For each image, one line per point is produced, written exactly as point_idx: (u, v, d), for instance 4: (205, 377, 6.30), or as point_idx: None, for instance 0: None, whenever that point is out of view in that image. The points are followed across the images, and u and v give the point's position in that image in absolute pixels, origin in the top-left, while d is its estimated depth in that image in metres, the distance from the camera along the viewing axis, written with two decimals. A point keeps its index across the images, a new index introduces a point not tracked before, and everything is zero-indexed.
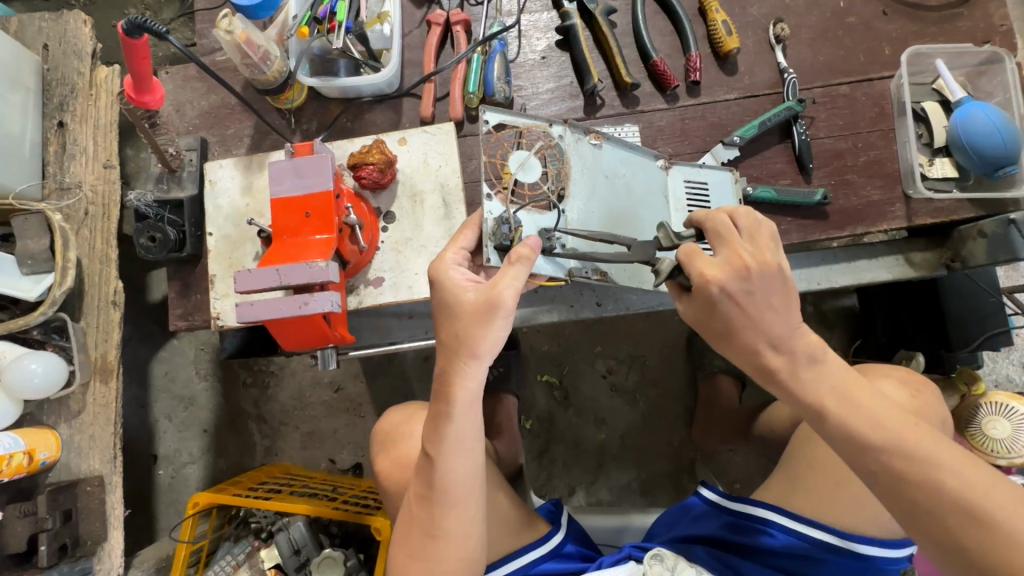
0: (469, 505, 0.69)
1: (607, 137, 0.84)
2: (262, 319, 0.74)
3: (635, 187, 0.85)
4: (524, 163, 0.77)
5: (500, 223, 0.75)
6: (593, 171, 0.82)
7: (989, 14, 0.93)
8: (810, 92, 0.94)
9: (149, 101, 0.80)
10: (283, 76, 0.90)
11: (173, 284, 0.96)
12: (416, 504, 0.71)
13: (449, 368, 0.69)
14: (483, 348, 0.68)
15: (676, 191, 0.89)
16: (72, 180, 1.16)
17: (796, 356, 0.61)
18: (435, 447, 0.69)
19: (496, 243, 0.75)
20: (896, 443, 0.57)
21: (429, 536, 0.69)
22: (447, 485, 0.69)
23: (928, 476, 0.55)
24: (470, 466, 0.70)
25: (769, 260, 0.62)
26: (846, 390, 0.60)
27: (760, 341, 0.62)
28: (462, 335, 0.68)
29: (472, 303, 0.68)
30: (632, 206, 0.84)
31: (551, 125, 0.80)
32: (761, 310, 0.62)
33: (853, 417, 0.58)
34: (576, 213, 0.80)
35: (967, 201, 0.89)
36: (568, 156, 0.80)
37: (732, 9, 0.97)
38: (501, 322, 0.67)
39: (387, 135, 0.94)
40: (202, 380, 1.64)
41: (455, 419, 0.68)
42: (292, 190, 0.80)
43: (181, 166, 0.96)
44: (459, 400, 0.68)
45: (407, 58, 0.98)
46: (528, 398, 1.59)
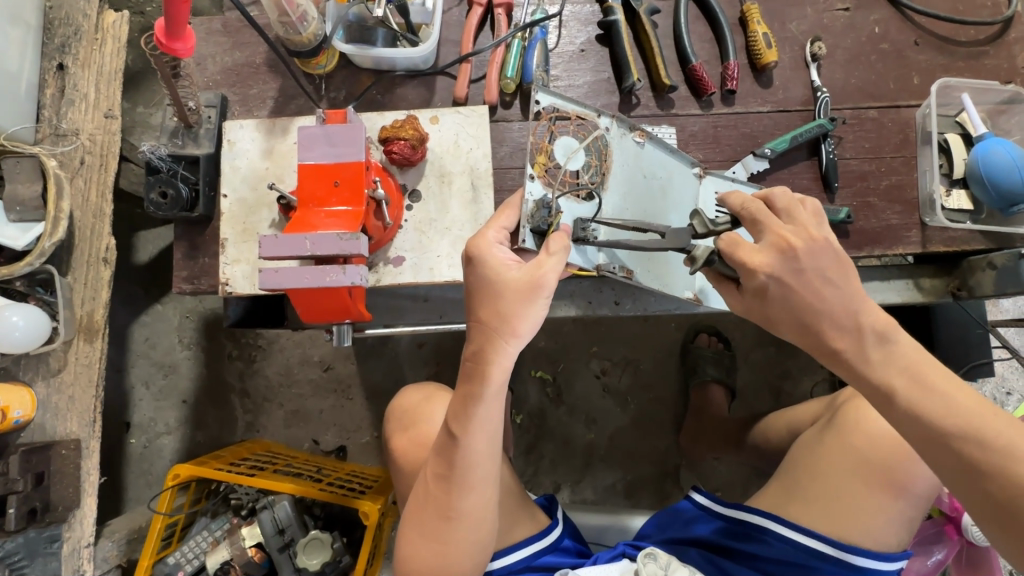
0: (485, 488, 0.70)
1: (649, 136, 0.84)
2: (285, 287, 0.71)
3: (671, 190, 0.86)
4: (566, 148, 0.78)
5: (540, 206, 0.74)
6: (633, 170, 0.83)
7: (1013, 55, 0.97)
8: (841, 112, 0.96)
9: (180, 49, 0.76)
10: (318, 40, 0.86)
11: (178, 245, 0.91)
12: (434, 484, 0.71)
13: (487, 347, 0.67)
14: (522, 328, 0.67)
15: (707, 200, 0.89)
16: (69, 127, 1.10)
17: (866, 336, 0.61)
18: (461, 428, 0.68)
19: (534, 225, 0.74)
20: (971, 429, 0.55)
21: (444, 517, 0.69)
22: (470, 465, 0.69)
23: (1007, 465, 0.54)
24: (489, 445, 0.70)
25: (813, 236, 0.64)
26: (922, 371, 0.59)
27: (822, 322, 0.62)
28: (504, 313, 0.67)
29: (517, 281, 0.67)
30: (664, 208, 0.85)
31: (598, 116, 0.81)
32: (814, 300, 0.63)
33: (925, 401, 0.58)
34: (610, 206, 0.80)
35: (979, 234, 0.92)
36: (610, 149, 0.81)
37: (772, 22, 0.98)
38: (543, 302, 0.67)
39: (419, 112, 0.91)
40: (184, 348, 1.57)
41: (484, 400, 0.68)
42: (322, 158, 0.78)
43: (199, 122, 0.91)
44: (494, 379, 0.67)
45: (444, 36, 0.96)
46: (520, 392, 1.59)
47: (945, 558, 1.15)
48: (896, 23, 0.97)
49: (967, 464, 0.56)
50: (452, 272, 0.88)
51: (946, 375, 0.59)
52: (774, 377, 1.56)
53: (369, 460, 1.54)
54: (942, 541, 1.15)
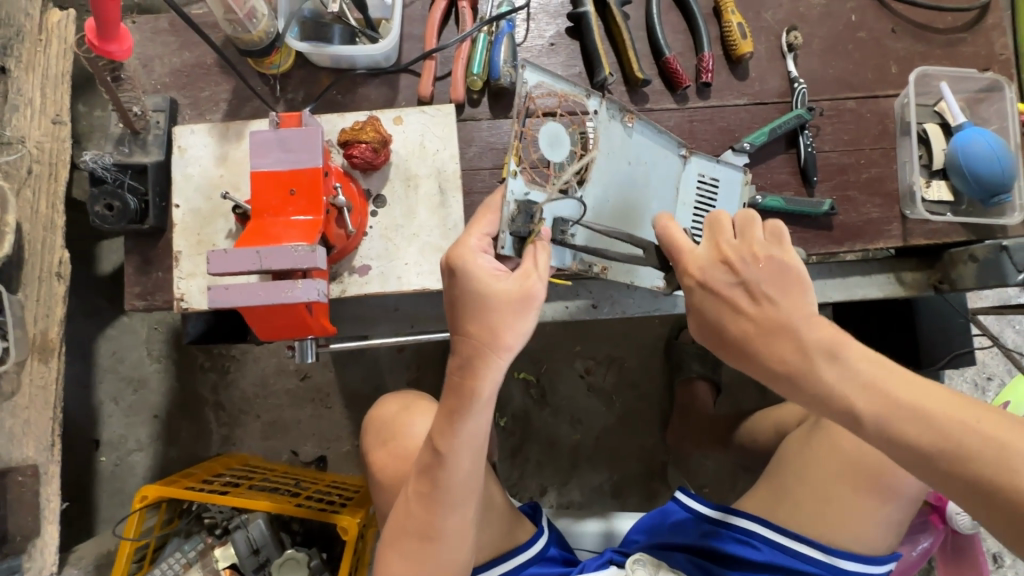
0: (468, 507, 0.67)
1: (639, 117, 0.81)
2: (235, 306, 0.66)
3: (653, 179, 0.83)
4: (552, 139, 0.72)
5: (521, 210, 0.70)
6: (619, 157, 0.79)
7: (990, 41, 0.95)
8: (818, 103, 0.93)
9: (115, 51, 0.70)
10: (270, 37, 0.82)
11: (130, 259, 0.86)
12: (416, 501, 0.67)
13: (476, 361, 0.65)
14: (512, 341, 0.65)
15: (688, 184, 0.87)
16: (14, 134, 1.03)
17: (812, 354, 0.58)
18: (447, 445, 0.65)
19: (513, 231, 0.69)
20: (951, 443, 0.52)
21: (427, 538, 0.67)
22: (453, 482, 0.66)
23: (1001, 475, 0.51)
24: (472, 466, 0.67)
25: (758, 252, 0.63)
26: (884, 386, 0.56)
27: (772, 338, 0.60)
28: (494, 326, 0.64)
29: (506, 293, 0.64)
30: (646, 196, 0.82)
31: (589, 97, 0.76)
32: (770, 311, 0.60)
33: (899, 413, 0.54)
34: (593, 199, 0.77)
35: (960, 226, 0.90)
36: (599, 134, 0.76)
37: (747, 12, 0.94)
38: (536, 313, 0.65)
39: (381, 112, 0.87)
40: (154, 361, 1.52)
41: (472, 415, 0.65)
42: (276, 164, 0.73)
43: (146, 128, 0.86)
44: (484, 394, 0.64)
45: (406, 31, 0.91)
46: (503, 395, 1.56)
47: (931, 547, 1.14)
48: (872, 10, 0.95)
49: (963, 482, 0.52)
50: (421, 280, 0.84)
51: (906, 383, 0.56)
52: None
53: (350, 470, 1.50)
54: (928, 530, 1.14)
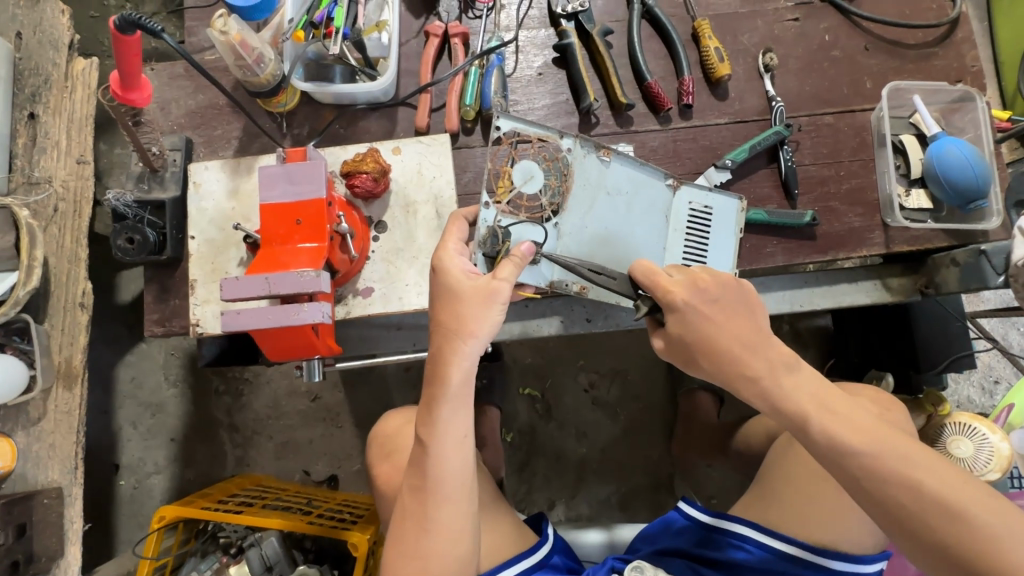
0: (460, 499, 0.70)
1: (617, 153, 0.85)
2: (247, 328, 0.71)
3: (636, 206, 0.87)
4: (525, 172, 0.81)
5: (489, 234, 0.78)
6: (596, 189, 0.85)
7: (961, 54, 0.99)
8: (796, 120, 0.98)
9: (137, 99, 0.79)
10: (276, 79, 0.88)
11: (149, 288, 0.92)
12: (411, 496, 0.71)
13: (444, 348, 0.70)
14: (478, 329, 0.69)
15: (679, 213, 0.89)
16: (42, 174, 1.10)
17: (773, 366, 0.64)
18: (429, 434, 0.70)
19: (484, 251, 0.78)
20: (880, 449, 0.57)
21: (422, 530, 0.70)
22: (440, 472, 0.70)
23: (912, 475, 0.56)
24: (462, 460, 0.70)
25: (725, 276, 0.69)
26: (828, 399, 0.62)
27: (734, 347, 0.66)
28: (462, 317, 0.69)
29: (473, 288, 0.70)
30: (630, 223, 0.86)
31: (562, 137, 0.83)
32: (733, 325, 0.66)
33: (836, 425, 0.60)
34: (570, 227, 0.83)
35: (942, 232, 0.93)
36: (572, 169, 0.83)
37: (724, 36, 1.00)
38: (500, 307, 0.70)
39: (381, 143, 0.93)
40: (171, 386, 1.57)
41: (449, 401, 0.69)
42: (283, 196, 0.79)
43: (164, 166, 0.92)
44: (454, 380, 0.69)
45: (403, 67, 0.97)
46: (509, 411, 1.59)
47: None
48: (844, 30, 0.99)
49: (881, 481, 0.57)
50: (420, 300, 0.89)
51: (845, 401, 0.62)
52: None
53: (361, 488, 1.53)
54: None
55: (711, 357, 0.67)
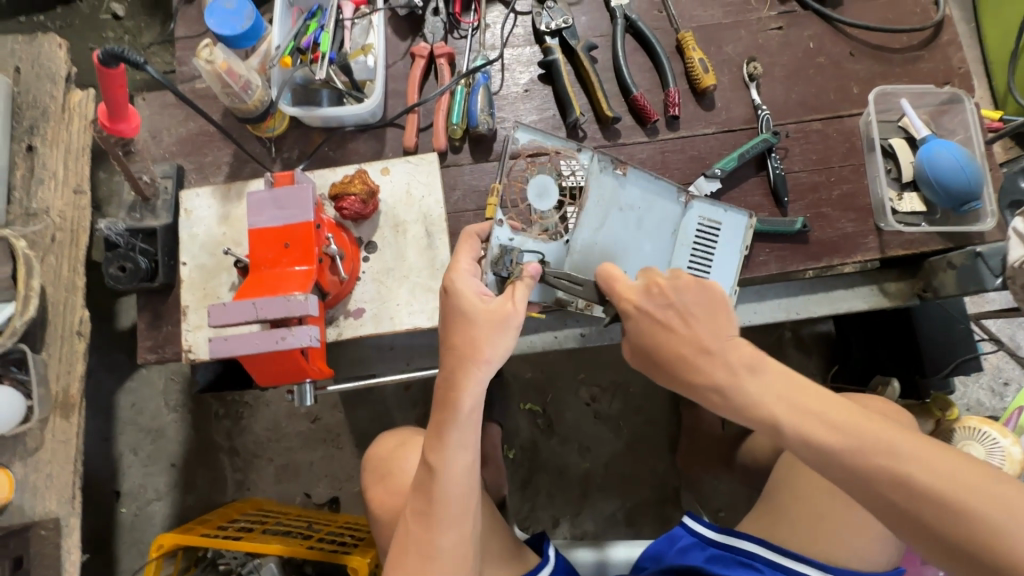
0: (464, 524, 0.68)
1: (633, 167, 0.86)
2: (235, 354, 0.70)
3: (646, 223, 0.86)
4: (541, 190, 0.79)
5: (503, 253, 0.79)
6: (610, 203, 0.84)
7: (948, 57, 0.98)
8: (784, 127, 0.97)
9: (124, 129, 0.81)
10: (264, 105, 0.89)
11: (143, 315, 0.92)
12: (414, 521, 0.69)
13: (457, 371, 0.69)
14: (490, 355, 0.69)
15: (688, 227, 0.88)
16: (39, 206, 1.12)
17: (734, 369, 0.62)
18: (438, 458, 0.68)
19: (495, 270, 0.79)
20: (858, 443, 0.55)
21: (425, 556, 0.67)
22: (446, 496, 0.68)
23: (894, 467, 0.54)
24: (469, 482, 0.69)
25: (685, 279, 0.67)
26: (795, 395, 0.60)
27: (689, 351, 0.64)
28: (476, 342, 0.68)
29: (486, 312, 0.69)
30: (638, 239, 0.86)
31: (579, 151, 0.84)
32: (688, 331, 0.65)
33: (813, 423, 0.58)
34: (581, 243, 0.83)
35: (936, 234, 0.91)
36: (588, 185, 0.84)
37: (708, 47, 1.00)
38: (514, 332, 0.70)
39: (370, 165, 0.93)
40: (171, 411, 1.57)
41: (459, 425, 0.68)
42: (271, 221, 0.79)
43: (156, 194, 0.93)
44: (465, 405, 0.68)
45: (391, 88, 0.98)
46: (510, 427, 1.57)
47: None
48: (829, 37, 1.00)
49: (864, 477, 0.55)
50: (412, 319, 0.88)
51: (816, 394, 0.59)
52: None
53: (363, 509, 1.52)
54: None
55: (672, 361, 0.65)
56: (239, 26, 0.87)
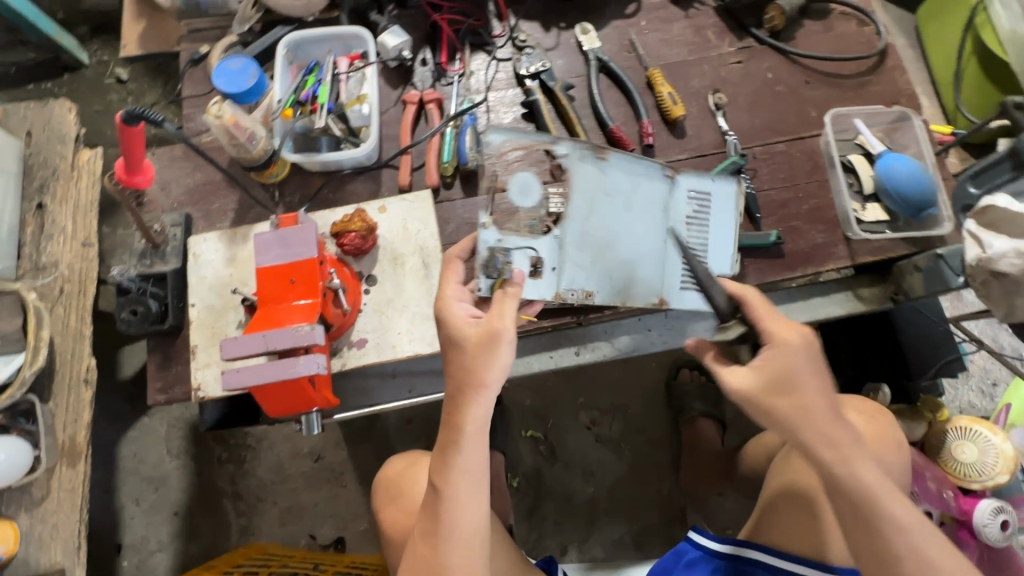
0: (472, 544, 0.70)
1: (612, 150, 0.90)
2: (246, 386, 0.74)
3: (634, 208, 0.91)
4: (523, 187, 0.83)
5: (493, 254, 0.82)
6: (595, 193, 0.88)
7: (895, 80, 1.08)
8: (751, 150, 1.05)
9: (138, 181, 0.87)
10: (268, 154, 0.95)
11: (152, 357, 0.95)
12: (422, 541, 0.72)
13: (460, 400, 0.72)
14: (490, 379, 0.72)
15: (680, 201, 0.94)
16: (49, 259, 1.17)
17: (840, 442, 0.67)
18: (442, 479, 0.72)
19: (488, 273, 0.82)
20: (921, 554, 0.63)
21: (434, 575, 0.70)
22: (451, 515, 0.71)
23: None
24: (474, 507, 0.71)
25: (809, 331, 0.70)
26: (886, 493, 0.66)
27: (800, 414, 0.67)
28: (468, 368, 0.72)
29: (474, 337, 0.72)
30: (630, 222, 0.91)
31: (556, 143, 0.86)
32: (808, 389, 0.67)
33: (892, 504, 0.65)
34: (572, 234, 0.87)
35: (902, 241, 0.98)
36: (571, 172, 0.87)
37: (676, 81, 1.09)
38: (504, 348, 0.71)
39: (368, 204, 0.99)
40: (173, 458, 1.57)
41: (461, 449, 0.71)
42: (277, 259, 0.84)
43: (166, 241, 0.98)
44: (468, 428, 0.71)
45: (385, 133, 1.05)
46: (513, 455, 1.58)
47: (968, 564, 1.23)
48: (785, 67, 1.09)
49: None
50: (413, 346, 0.93)
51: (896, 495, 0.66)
52: None
53: (369, 548, 1.51)
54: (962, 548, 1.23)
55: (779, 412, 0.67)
56: (245, 84, 0.95)
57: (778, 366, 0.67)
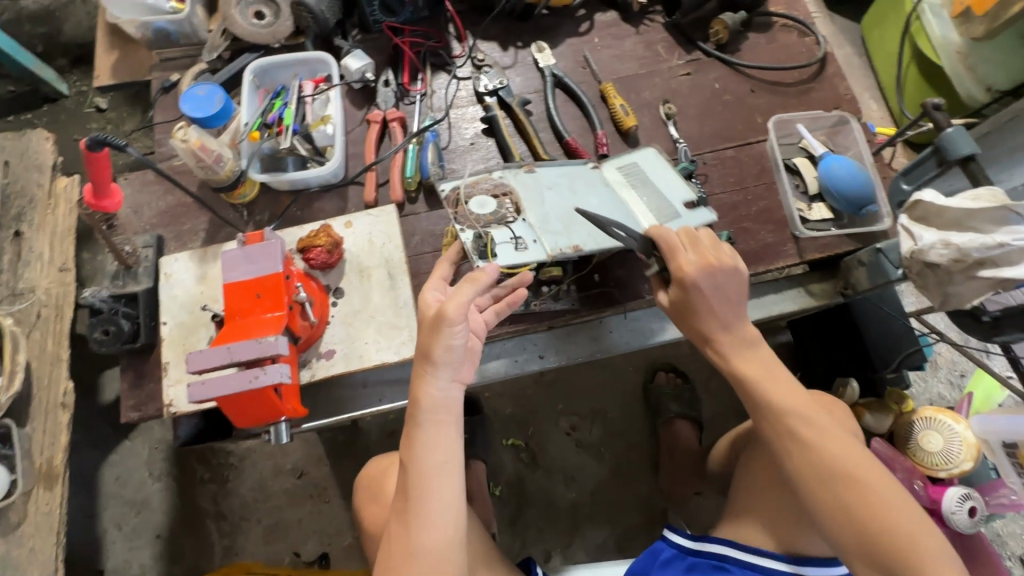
0: (443, 520, 0.71)
1: (537, 162, 0.97)
2: (212, 396, 0.76)
3: (580, 184, 0.97)
4: (481, 203, 0.91)
5: (473, 241, 0.89)
6: (539, 189, 0.94)
7: (834, 86, 1.14)
8: (702, 156, 1.10)
9: (108, 205, 0.90)
10: (235, 174, 0.99)
11: (125, 376, 0.97)
12: (395, 521, 0.73)
13: (416, 377, 0.74)
14: (438, 356, 0.73)
15: (615, 178, 1.00)
16: (26, 285, 1.19)
17: (740, 339, 0.82)
18: (408, 455, 0.74)
19: (477, 254, 0.87)
20: (809, 427, 0.76)
21: (409, 554, 0.70)
22: (421, 490, 0.72)
23: (823, 453, 0.75)
24: (444, 483, 0.73)
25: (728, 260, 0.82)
26: (777, 383, 0.80)
27: (711, 320, 0.82)
28: (421, 346, 0.74)
29: (427, 316, 0.75)
30: (581, 198, 0.95)
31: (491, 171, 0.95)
32: (717, 300, 0.81)
33: (813, 433, 0.76)
34: (536, 216, 0.91)
35: (847, 238, 1.03)
36: (511, 184, 0.94)
37: (629, 94, 1.14)
38: (447, 328, 0.72)
39: (334, 220, 1.02)
40: (155, 480, 1.57)
41: (422, 424, 0.74)
42: (244, 275, 0.87)
43: (137, 262, 1.01)
44: (424, 404, 0.74)
45: (351, 151, 1.09)
46: (495, 464, 1.59)
47: None
48: (731, 78, 1.15)
49: (803, 451, 0.76)
50: (380, 354, 0.95)
51: (786, 389, 0.79)
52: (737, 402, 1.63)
53: (354, 563, 1.51)
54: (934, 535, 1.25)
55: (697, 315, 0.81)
56: (212, 108, 0.98)
57: (680, 300, 0.83)
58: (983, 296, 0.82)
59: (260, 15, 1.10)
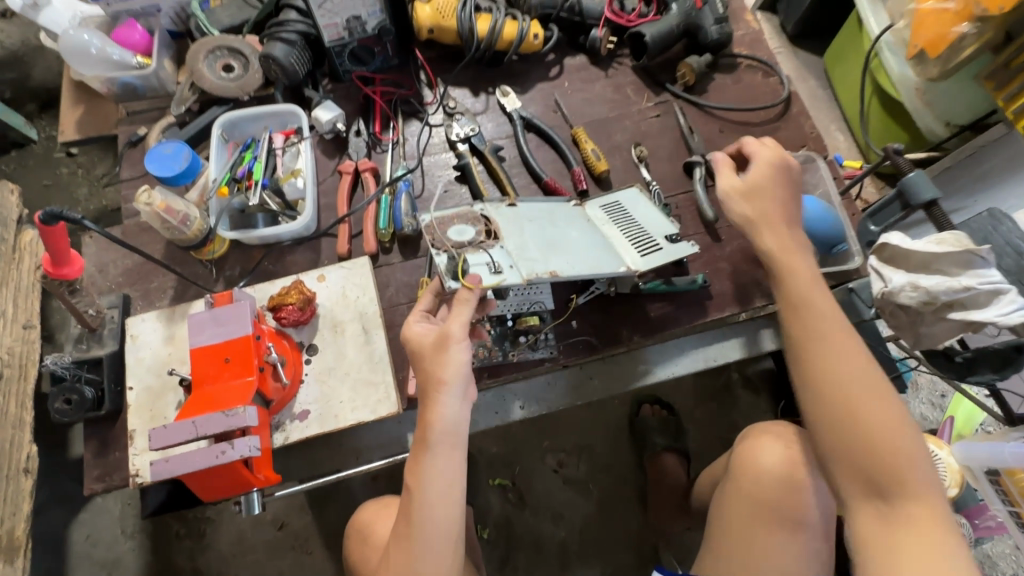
0: (443, 545, 0.74)
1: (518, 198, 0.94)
2: (177, 474, 0.73)
3: (559, 217, 0.95)
4: (459, 230, 0.85)
5: (447, 264, 0.81)
6: (519, 221, 0.90)
7: (800, 125, 1.16)
8: (675, 198, 1.11)
9: (68, 272, 0.89)
10: (204, 232, 0.97)
11: (89, 445, 0.94)
12: (395, 546, 0.76)
13: (427, 401, 0.77)
14: (449, 375, 0.76)
15: (597, 215, 1.00)
16: None
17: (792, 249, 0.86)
18: (415, 479, 0.76)
19: (451, 276, 0.80)
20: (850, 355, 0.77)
21: None
22: (424, 517, 0.74)
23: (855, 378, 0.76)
24: (446, 508, 0.75)
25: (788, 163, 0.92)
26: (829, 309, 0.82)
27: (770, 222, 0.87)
28: (429, 370, 0.77)
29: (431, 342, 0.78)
30: (562, 233, 0.92)
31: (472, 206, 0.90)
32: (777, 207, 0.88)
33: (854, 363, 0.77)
34: (513, 244, 0.85)
35: (821, 275, 1.03)
36: (493, 218, 0.88)
37: (600, 136, 1.15)
38: (455, 347, 0.76)
39: (306, 274, 1.01)
40: (128, 538, 1.51)
41: (432, 448, 0.76)
42: (211, 338, 0.85)
43: (102, 324, 0.98)
44: (435, 428, 0.76)
45: (323, 202, 1.08)
46: (481, 505, 1.56)
47: None
48: (699, 119, 1.17)
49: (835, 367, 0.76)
50: (356, 414, 0.93)
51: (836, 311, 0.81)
52: (723, 430, 1.62)
53: None
54: None
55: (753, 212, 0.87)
56: (178, 167, 0.97)
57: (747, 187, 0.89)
58: (954, 336, 0.83)
59: (229, 69, 1.11)
